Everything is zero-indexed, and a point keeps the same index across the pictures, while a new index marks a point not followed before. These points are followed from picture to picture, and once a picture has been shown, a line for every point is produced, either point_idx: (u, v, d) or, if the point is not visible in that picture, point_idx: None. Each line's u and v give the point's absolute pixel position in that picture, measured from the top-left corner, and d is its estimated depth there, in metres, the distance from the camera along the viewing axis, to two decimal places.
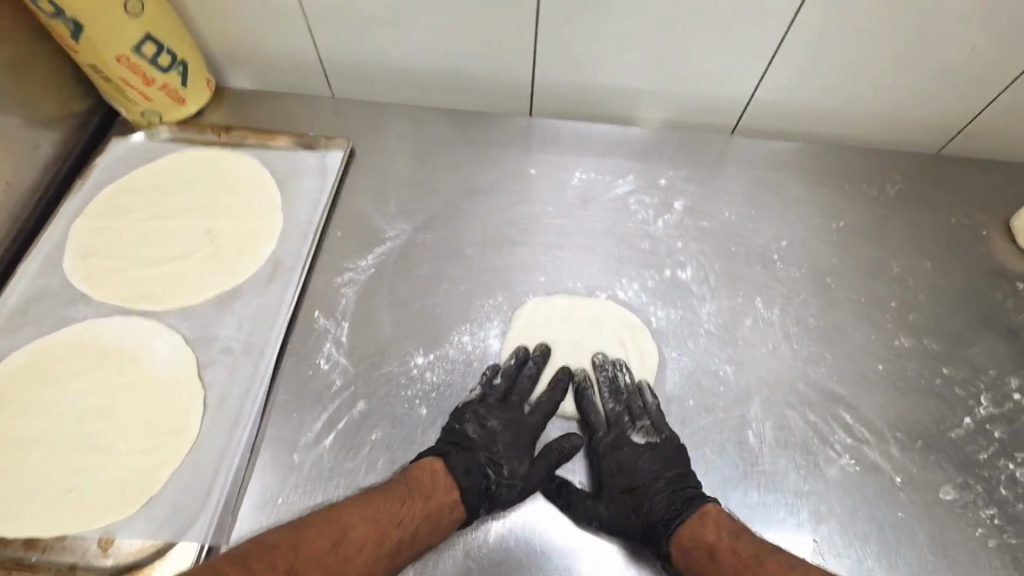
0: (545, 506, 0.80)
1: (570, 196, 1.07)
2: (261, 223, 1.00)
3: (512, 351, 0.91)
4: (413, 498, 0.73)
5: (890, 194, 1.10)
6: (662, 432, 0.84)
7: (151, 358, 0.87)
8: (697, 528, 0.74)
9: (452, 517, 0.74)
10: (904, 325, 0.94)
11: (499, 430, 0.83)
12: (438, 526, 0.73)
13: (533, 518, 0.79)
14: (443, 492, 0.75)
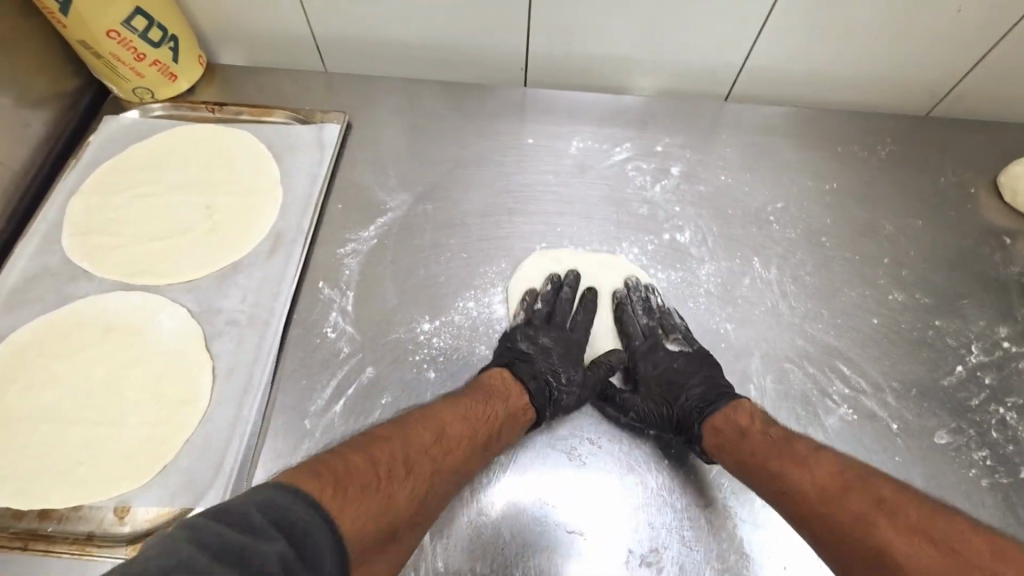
0: (553, 464, 0.81)
1: (568, 164, 1.07)
2: (260, 197, 1.00)
3: (545, 279, 0.95)
4: (492, 400, 0.80)
5: (881, 155, 1.12)
6: (695, 343, 0.90)
7: (156, 332, 0.87)
8: (730, 413, 0.80)
9: (529, 418, 0.81)
10: (897, 280, 0.97)
11: (551, 345, 0.90)
12: (519, 425, 0.80)
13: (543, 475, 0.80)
14: (516, 397, 0.82)
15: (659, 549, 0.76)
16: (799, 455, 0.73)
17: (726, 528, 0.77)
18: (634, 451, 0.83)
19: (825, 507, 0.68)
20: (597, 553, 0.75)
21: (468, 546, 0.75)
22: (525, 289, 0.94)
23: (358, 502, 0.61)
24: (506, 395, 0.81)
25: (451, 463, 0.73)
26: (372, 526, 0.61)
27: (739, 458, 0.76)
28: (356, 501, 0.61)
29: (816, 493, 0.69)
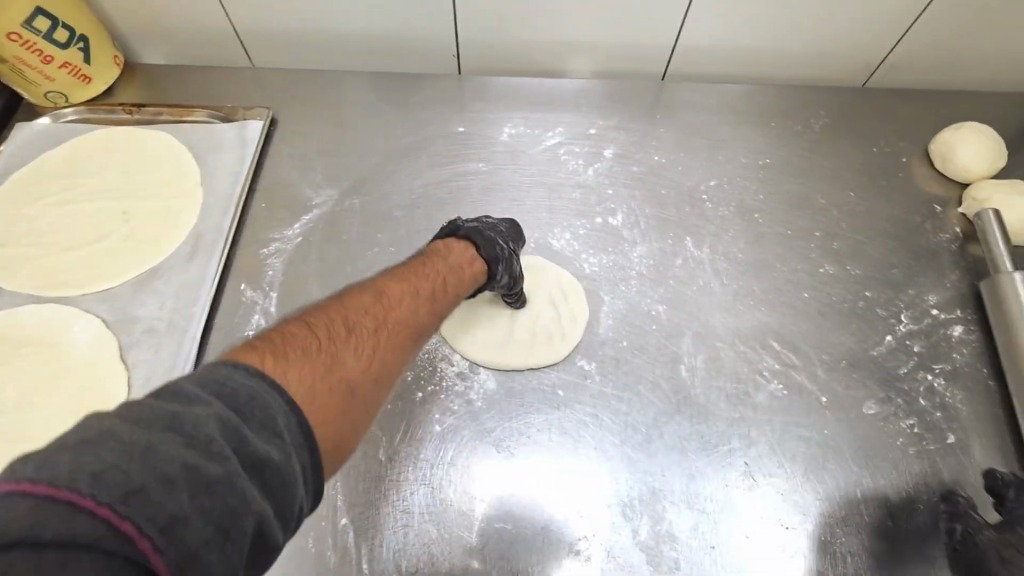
0: (491, 464, 0.78)
1: (500, 152, 1.05)
2: (179, 199, 0.96)
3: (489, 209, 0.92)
4: (440, 264, 0.76)
5: (815, 128, 1.11)
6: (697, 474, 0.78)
7: (69, 344, 0.84)
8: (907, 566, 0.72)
9: (480, 279, 0.79)
10: (829, 253, 0.96)
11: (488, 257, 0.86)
12: (467, 282, 0.78)
13: (479, 475, 0.78)
14: (470, 262, 0.79)
15: (590, 536, 0.75)
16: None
17: (657, 511, 0.76)
18: (565, 438, 0.80)
19: None
20: (524, 543, 0.74)
21: (393, 545, 0.73)
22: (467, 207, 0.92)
23: (300, 365, 0.52)
24: (458, 259, 0.78)
25: (406, 324, 0.67)
26: (319, 387, 0.52)
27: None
28: (302, 369, 0.52)
29: None
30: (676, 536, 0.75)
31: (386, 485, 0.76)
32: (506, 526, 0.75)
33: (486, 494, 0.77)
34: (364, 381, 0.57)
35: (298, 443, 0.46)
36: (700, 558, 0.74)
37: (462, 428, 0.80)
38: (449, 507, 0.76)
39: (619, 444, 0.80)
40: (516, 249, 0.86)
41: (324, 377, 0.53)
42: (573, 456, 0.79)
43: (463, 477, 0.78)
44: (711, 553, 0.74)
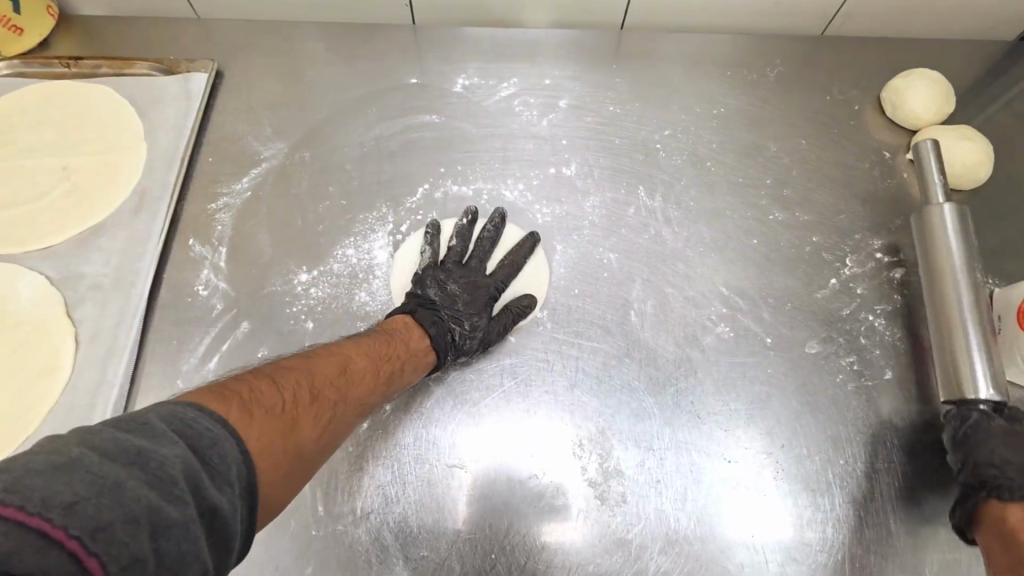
0: (455, 414, 0.80)
1: (453, 103, 1.04)
2: (122, 155, 0.94)
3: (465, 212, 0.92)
4: (393, 341, 0.75)
5: (770, 77, 1.11)
6: (648, 414, 0.81)
7: (13, 302, 0.82)
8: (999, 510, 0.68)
9: (429, 360, 0.78)
10: (779, 200, 0.98)
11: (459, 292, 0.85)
12: (417, 365, 0.76)
13: (438, 422, 0.79)
14: (418, 338, 0.78)
15: (540, 474, 0.77)
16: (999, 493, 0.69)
17: (605, 450, 0.78)
18: (518, 383, 0.82)
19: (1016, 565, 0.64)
20: (475, 483, 0.76)
21: (347, 487, 0.75)
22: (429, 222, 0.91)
23: (254, 421, 0.52)
24: (416, 337, 0.78)
25: (366, 384, 0.68)
26: (273, 448, 0.52)
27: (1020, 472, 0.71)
28: (259, 424, 0.52)
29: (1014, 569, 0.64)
30: (622, 471, 0.77)
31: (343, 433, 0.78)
32: (457, 467, 0.77)
33: (439, 438, 0.78)
34: (314, 448, 0.58)
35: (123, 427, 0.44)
36: (646, 491, 0.76)
37: (418, 377, 0.82)
38: (402, 451, 0.77)
39: (570, 387, 0.82)
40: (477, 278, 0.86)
41: (274, 439, 0.53)
42: (525, 399, 0.81)
43: (423, 425, 0.79)
44: (658, 487, 0.77)
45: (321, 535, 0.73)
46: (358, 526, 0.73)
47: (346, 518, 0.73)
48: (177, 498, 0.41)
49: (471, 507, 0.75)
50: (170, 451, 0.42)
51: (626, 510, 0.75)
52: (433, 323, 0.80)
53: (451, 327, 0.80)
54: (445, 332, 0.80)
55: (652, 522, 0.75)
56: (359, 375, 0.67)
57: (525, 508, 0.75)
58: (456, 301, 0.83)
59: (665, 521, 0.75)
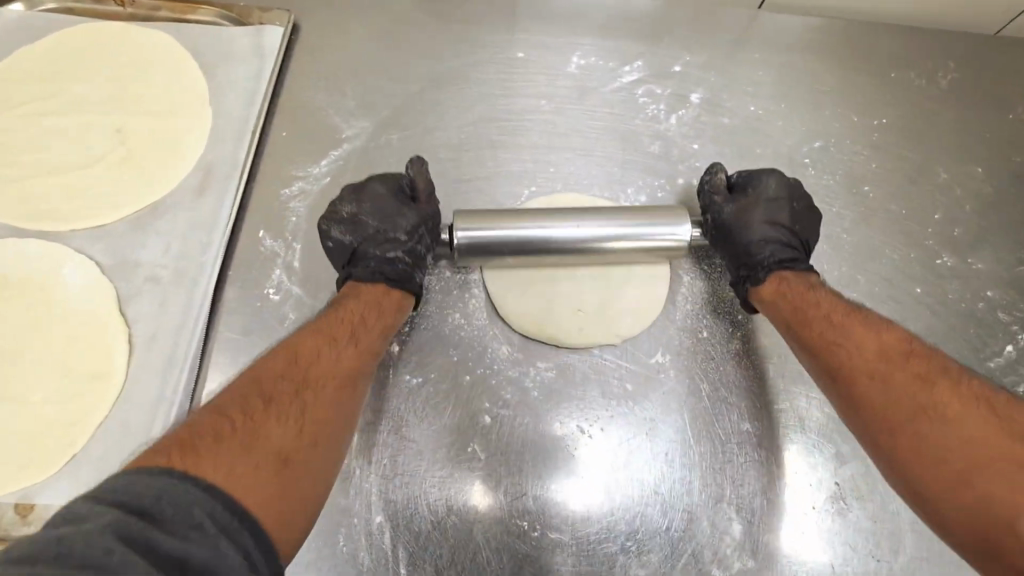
0: (552, 467, 0.69)
1: (564, 86, 0.88)
2: (184, 119, 0.80)
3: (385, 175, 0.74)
4: (348, 301, 0.65)
5: (942, 84, 0.92)
6: (776, 490, 0.69)
7: (59, 289, 0.71)
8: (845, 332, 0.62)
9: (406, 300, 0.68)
10: (947, 241, 0.82)
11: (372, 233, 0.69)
12: (407, 314, 0.68)
13: (533, 475, 0.69)
14: (373, 295, 0.66)
15: (649, 551, 0.66)
16: (919, 367, 0.57)
17: (730, 532, 0.67)
18: (630, 441, 0.71)
19: (889, 367, 0.58)
20: (577, 556, 0.66)
21: (433, 547, 0.65)
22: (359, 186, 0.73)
23: (211, 454, 0.44)
24: (374, 306, 0.65)
25: (345, 362, 0.60)
26: (252, 473, 0.45)
27: (864, 368, 0.59)
28: (216, 457, 0.44)
29: (879, 368, 0.58)
30: (748, 561, 0.67)
31: (424, 480, 0.68)
32: (557, 535, 0.67)
33: (537, 498, 0.68)
34: (300, 446, 0.51)
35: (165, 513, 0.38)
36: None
37: (512, 420, 0.71)
38: (495, 510, 0.67)
39: (690, 450, 0.71)
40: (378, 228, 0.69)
41: (242, 465, 0.45)
42: (633, 458, 0.70)
43: (517, 477, 0.69)
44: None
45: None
46: None
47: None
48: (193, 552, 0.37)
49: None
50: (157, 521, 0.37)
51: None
52: (375, 261, 0.68)
53: (394, 254, 0.68)
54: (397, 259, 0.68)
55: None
56: (316, 351, 0.59)
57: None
58: (366, 224, 0.70)
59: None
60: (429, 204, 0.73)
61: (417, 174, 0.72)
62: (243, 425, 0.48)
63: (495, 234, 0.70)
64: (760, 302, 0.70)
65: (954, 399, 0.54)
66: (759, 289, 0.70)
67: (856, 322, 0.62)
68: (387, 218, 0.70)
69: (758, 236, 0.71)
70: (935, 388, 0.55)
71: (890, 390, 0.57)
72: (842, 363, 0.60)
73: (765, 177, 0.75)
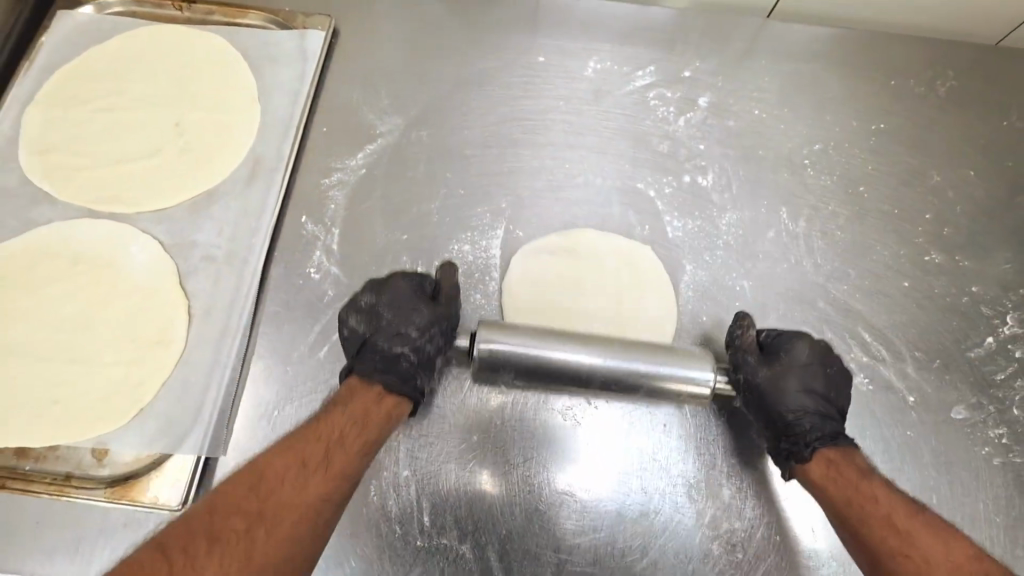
0: (560, 433, 0.77)
1: (581, 90, 0.95)
2: (235, 116, 0.89)
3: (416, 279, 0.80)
4: (332, 412, 0.69)
5: (940, 92, 0.97)
6: (766, 461, 0.76)
7: (127, 265, 0.80)
8: (846, 468, 0.68)
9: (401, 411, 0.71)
10: (936, 239, 0.88)
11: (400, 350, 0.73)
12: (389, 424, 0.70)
13: (544, 439, 0.77)
14: (365, 404, 0.69)
15: (647, 510, 0.74)
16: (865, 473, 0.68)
17: (721, 497, 0.74)
18: (632, 412, 0.78)
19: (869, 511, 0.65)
20: (582, 513, 0.74)
21: (452, 501, 0.73)
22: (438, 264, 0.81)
23: None
24: (360, 409, 0.69)
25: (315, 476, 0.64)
26: None
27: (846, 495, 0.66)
28: None
29: (886, 519, 0.64)
30: (736, 523, 0.73)
31: (446, 440, 0.76)
32: (563, 493, 0.74)
33: (546, 461, 0.76)
34: None
35: None
36: (760, 547, 0.72)
37: (526, 390, 0.79)
38: (508, 470, 0.75)
39: (687, 422, 0.78)
40: (394, 322, 0.75)
41: (232, 559, 0.57)
42: (634, 428, 0.77)
43: (529, 440, 0.76)
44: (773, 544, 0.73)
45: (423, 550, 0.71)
46: (462, 543, 0.72)
47: (448, 534, 0.72)
48: None
49: (577, 536, 0.72)
50: None
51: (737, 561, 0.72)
52: (382, 354, 0.73)
53: (400, 349, 0.73)
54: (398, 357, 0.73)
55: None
56: (279, 481, 0.63)
57: (633, 547, 0.72)
58: (382, 316, 0.75)
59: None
60: (447, 305, 0.77)
61: (443, 276, 0.77)
62: (180, 568, 0.55)
63: (505, 351, 0.69)
64: (795, 439, 0.71)
65: (907, 522, 0.64)
66: (805, 467, 0.70)
67: (897, 506, 0.66)
68: (404, 313, 0.75)
69: (792, 405, 0.72)
70: (915, 537, 0.63)
71: (867, 509, 0.65)
72: (858, 517, 0.65)
73: (793, 342, 0.75)
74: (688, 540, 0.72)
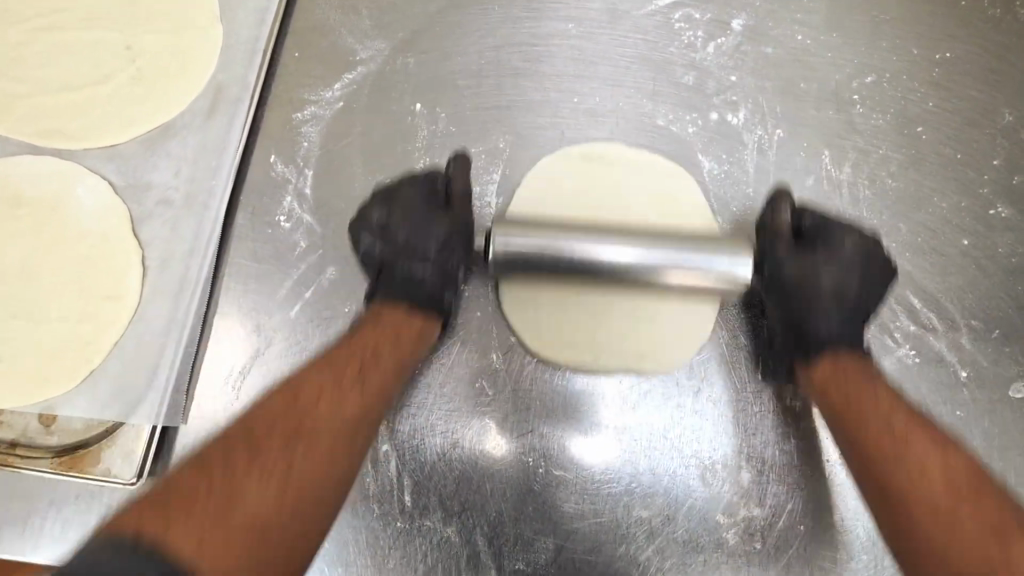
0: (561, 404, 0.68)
1: (595, 10, 0.81)
2: (193, 37, 0.77)
3: None
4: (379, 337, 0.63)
5: (1022, 14, 0.82)
6: (790, 440, 0.67)
7: (72, 209, 0.71)
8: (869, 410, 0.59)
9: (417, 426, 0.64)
10: (1006, 190, 0.75)
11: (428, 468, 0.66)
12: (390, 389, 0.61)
13: (541, 412, 0.68)
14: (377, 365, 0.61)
15: (653, 492, 0.66)
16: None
17: (738, 479, 0.66)
18: (642, 383, 0.69)
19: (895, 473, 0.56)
20: (583, 493, 0.66)
21: (437, 478, 0.66)
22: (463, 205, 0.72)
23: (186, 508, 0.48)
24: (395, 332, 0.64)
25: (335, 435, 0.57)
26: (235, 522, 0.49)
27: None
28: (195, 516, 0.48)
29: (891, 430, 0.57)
30: (754, 509, 0.65)
31: (432, 410, 0.68)
32: (564, 473, 0.66)
33: (546, 436, 0.67)
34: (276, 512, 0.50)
35: None
36: (779, 532, 0.65)
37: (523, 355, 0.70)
38: (502, 446, 0.67)
39: (705, 397, 0.69)
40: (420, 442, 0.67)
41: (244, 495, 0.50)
42: (646, 402, 0.69)
43: (525, 412, 0.68)
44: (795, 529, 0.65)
45: (403, 530, 0.64)
46: (448, 524, 0.65)
47: (433, 514, 0.65)
48: None
49: (577, 518, 0.65)
50: None
51: (754, 545, 0.65)
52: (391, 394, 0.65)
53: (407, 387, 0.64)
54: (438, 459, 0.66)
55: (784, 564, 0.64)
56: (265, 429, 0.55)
57: (638, 529, 0.65)
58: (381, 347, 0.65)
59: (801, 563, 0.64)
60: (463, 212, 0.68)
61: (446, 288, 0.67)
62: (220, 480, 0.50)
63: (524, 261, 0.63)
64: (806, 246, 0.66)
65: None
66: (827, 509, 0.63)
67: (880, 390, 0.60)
68: (420, 232, 0.67)
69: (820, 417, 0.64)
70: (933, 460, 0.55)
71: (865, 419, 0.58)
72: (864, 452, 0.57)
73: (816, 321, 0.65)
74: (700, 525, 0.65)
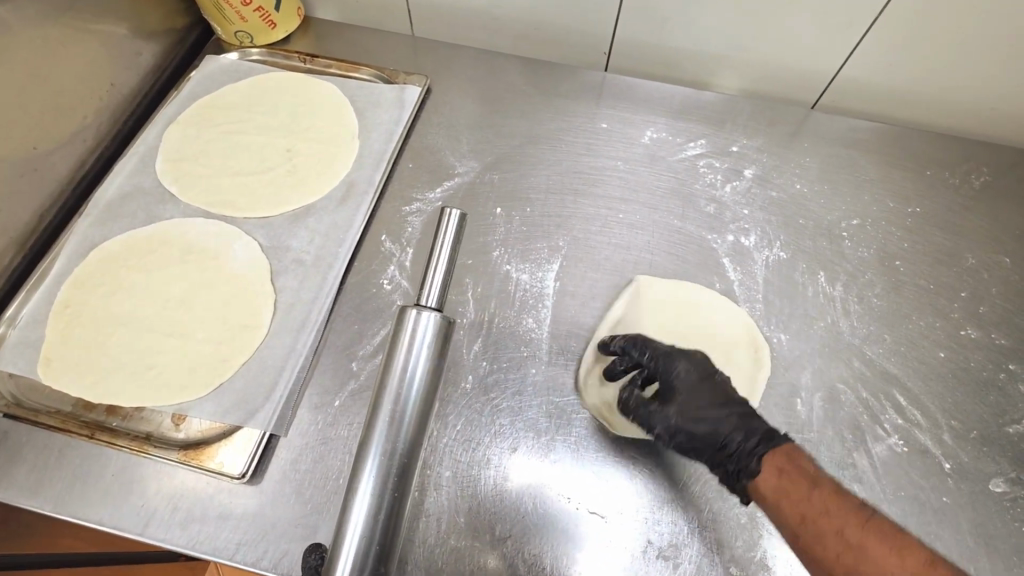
0: (595, 465, 0.80)
1: (639, 153, 1.06)
2: (338, 147, 1.03)
3: (496, 297, 0.91)
4: None
5: (974, 183, 1.04)
6: None
7: (228, 259, 0.93)
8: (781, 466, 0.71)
9: (383, 508, 0.61)
10: (974, 316, 0.92)
11: (484, 501, 0.77)
12: None
13: (572, 471, 0.79)
14: None
15: (678, 545, 0.75)
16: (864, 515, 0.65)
17: (749, 537, 0.76)
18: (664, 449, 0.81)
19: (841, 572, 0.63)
20: (376, 506, 0.61)
21: (487, 511, 0.76)
22: (530, 284, 0.92)
23: None
24: None
25: None
26: None
27: (798, 512, 0.67)
28: None
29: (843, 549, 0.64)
30: (764, 566, 0.74)
31: (492, 450, 0.80)
32: (376, 514, 0.60)
33: (352, 534, 0.59)
34: None
35: (382, 521, 0.60)
36: (399, 375, 0.65)
37: (571, 409, 0.84)
38: (352, 560, 0.57)
39: None
40: (414, 413, 0.65)
41: None
42: (672, 469, 0.80)
43: (562, 470, 0.79)
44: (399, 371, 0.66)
45: (430, 549, 0.74)
46: (497, 547, 0.74)
47: (465, 541, 0.75)
48: (385, 525, 0.61)
49: (409, 457, 0.64)
50: (376, 536, 0.60)
51: (429, 357, 0.67)
52: (368, 514, 0.60)
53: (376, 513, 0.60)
54: (498, 494, 0.78)
55: (440, 348, 0.68)
56: None
57: (424, 407, 0.66)
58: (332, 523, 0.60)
59: (437, 333, 0.67)
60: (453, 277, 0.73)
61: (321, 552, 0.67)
62: None
63: (432, 331, 0.67)
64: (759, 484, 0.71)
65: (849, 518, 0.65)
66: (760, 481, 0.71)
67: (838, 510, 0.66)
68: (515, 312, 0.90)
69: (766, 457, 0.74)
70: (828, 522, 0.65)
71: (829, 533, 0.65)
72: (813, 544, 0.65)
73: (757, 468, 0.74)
74: (424, 403, 0.66)
